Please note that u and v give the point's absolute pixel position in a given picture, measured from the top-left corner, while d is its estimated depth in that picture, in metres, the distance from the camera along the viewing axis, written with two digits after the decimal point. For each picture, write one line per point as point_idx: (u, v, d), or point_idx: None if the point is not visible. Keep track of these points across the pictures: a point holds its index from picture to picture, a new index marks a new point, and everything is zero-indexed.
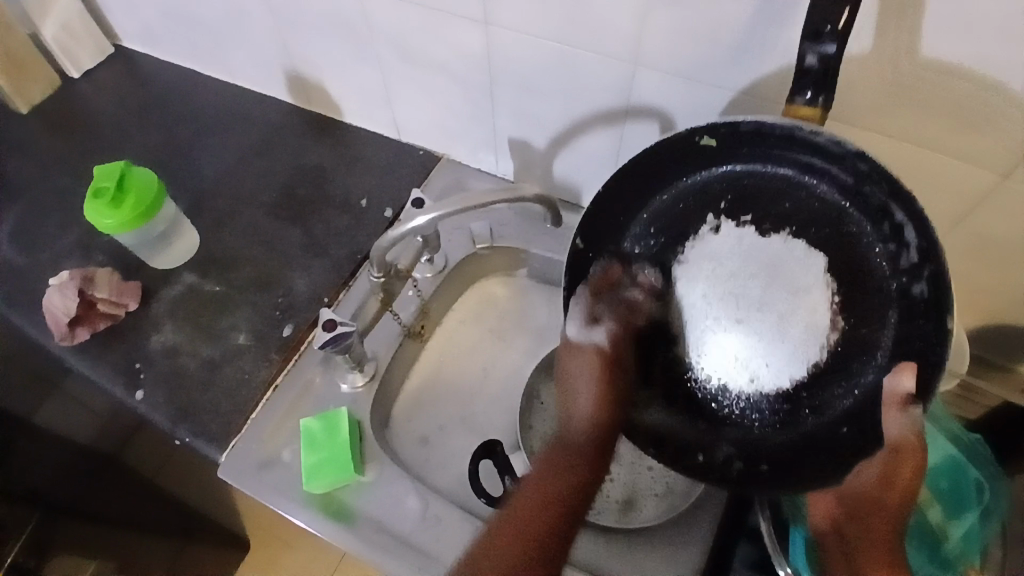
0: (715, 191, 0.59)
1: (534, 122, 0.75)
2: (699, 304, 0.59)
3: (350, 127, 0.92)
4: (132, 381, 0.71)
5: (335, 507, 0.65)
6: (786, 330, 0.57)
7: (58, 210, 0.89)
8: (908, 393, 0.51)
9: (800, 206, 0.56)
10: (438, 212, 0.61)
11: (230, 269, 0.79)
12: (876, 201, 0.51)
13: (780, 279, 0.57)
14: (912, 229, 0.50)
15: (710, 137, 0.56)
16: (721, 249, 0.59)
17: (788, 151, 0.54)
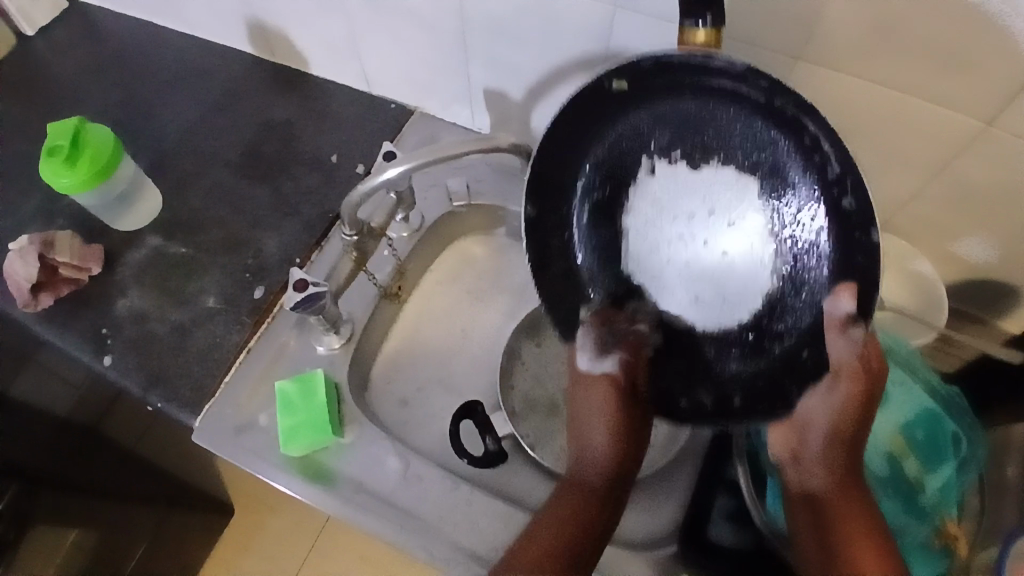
0: (642, 130, 0.56)
1: (509, 71, 0.72)
2: (660, 244, 0.58)
3: (318, 81, 0.87)
4: (100, 348, 0.69)
5: (315, 469, 0.64)
6: (739, 263, 0.56)
7: (14, 173, 0.85)
8: (847, 313, 0.51)
9: (724, 135, 0.54)
10: (410, 163, 0.59)
11: (197, 231, 0.76)
12: (791, 115, 0.49)
13: (722, 209, 0.56)
14: (828, 139, 0.49)
15: (617, 80, 0.53)
16: (661, 189, 0.57)
17: (698, 80, 0.51)
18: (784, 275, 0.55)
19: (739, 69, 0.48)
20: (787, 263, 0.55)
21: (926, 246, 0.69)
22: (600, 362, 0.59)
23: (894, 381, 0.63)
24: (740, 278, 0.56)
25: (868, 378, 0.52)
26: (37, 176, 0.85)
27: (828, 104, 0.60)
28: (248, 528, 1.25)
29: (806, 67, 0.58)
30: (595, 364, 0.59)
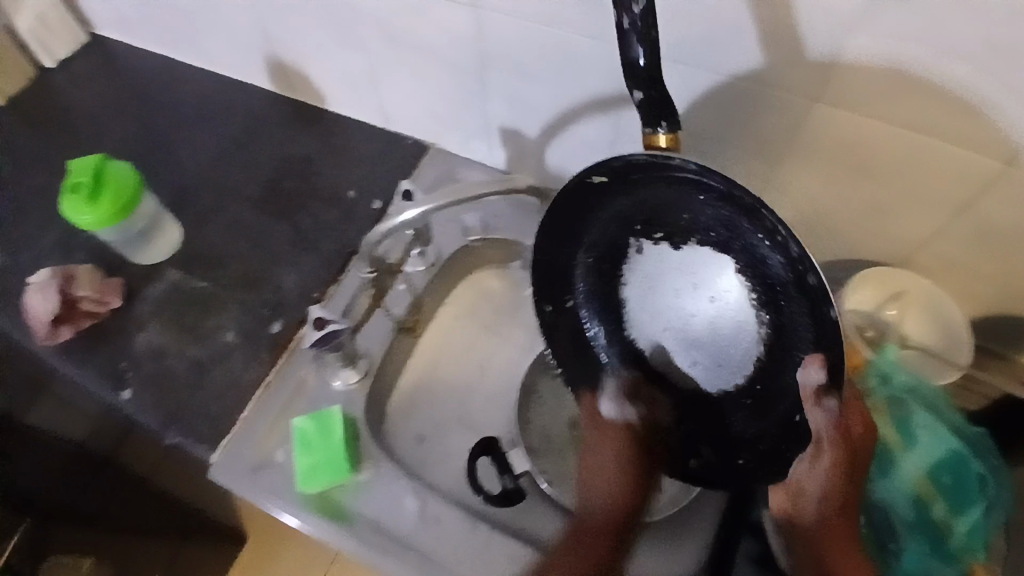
0: (628, 217, 0.60)
1: (526, 109, 0.73)
2: (658, 317, 0.62)
3: (337, 117, 0.89)
4: (118, 382, 0.70)
5: (331, 508, 0.64)
6: (726, 328, 0.58)
7: (38, 209, 0.87)
8: (818, 387, 0.48)
9: (697, 218, 0.55)
10: (429, 204, 0.60)
11: (216, 266, 0.77)
12: (746, 204, 0.49)
13: (705, 284, 0.58)
14: (785, 229, 0.48)
15: (597, 177, 0.56)
16: (652, 267, 0.61)
17: (662, 175, 0.53)
18: (768, 343, 0.56)
19: (692, 171, 0.50)
20: (770, 329, 0.56)
21: (945, 282, 0.68)
22: (623, 412, 0.64)
23: (918, 420, 0.61)
24: (729, 344, 0.59)
25: (845, 444, 0.50)
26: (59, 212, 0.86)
27: (844, 145, 0.61)
28: (257, 559, 1.24)
29: (822, 108, 0.58)
30: (616, 412, 0.64)
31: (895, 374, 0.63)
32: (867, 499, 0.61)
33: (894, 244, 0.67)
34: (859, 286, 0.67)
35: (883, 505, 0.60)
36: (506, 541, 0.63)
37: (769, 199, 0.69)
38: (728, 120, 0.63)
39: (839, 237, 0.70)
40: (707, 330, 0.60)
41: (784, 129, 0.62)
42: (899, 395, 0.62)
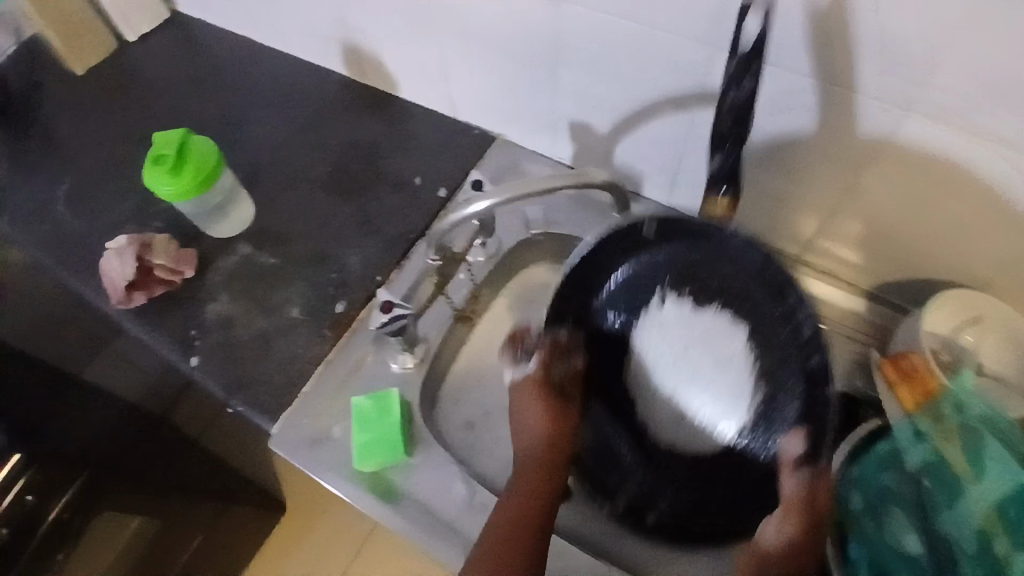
0: (661, 272, 0.68)
1: (598, 105, 0.73)
2: (660, 365, 0.67)
3: (405, 104, 0.90)
4: (188, 348, 0.73)
5: (382, 487, 0.65)
6: (724, 386, 0.64)
7: (121, 178, 0.91)
8: (796, 455, 0.56)
9: (727, 285, 0.64)
10: (500, 196, 0.59)
11: (284, 243, 0.79)
12: (778, 279, 0.61)
13: (714, 346, 0.65)
14: (806, 306, 0.59)
15: (652, 227, 0.66)
16: (670, 318, 0.67)
17: (720, 240, 0.62)
18: (755, 413, 0.64)
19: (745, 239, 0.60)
20: (760, 403, 0.64)
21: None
22: (520, 367, 0.64)
23: (991, 450, 0.59)
24: (720, 401, 0.65)
25: (812, 517, 0.54)
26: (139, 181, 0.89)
27: (928, 160, 0.59)
28: (296, 526, 1.28)
29: (909, 120, 0.56)
30: (516, 369, 0.65)
31: (970, 402, 0.61)
32: (929, 527, 0.60)
33: (970, 265, 0.65)
34: (941, 305, 0.66)
35: (946, 534, 0.59)
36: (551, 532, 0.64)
37: (843, 208, 0.68)
38: (808, 127, 0.62)
39: (913, 252, 0.68)
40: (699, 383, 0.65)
41: (868, 138, 0.60)
42: (973, 424, 0.60)
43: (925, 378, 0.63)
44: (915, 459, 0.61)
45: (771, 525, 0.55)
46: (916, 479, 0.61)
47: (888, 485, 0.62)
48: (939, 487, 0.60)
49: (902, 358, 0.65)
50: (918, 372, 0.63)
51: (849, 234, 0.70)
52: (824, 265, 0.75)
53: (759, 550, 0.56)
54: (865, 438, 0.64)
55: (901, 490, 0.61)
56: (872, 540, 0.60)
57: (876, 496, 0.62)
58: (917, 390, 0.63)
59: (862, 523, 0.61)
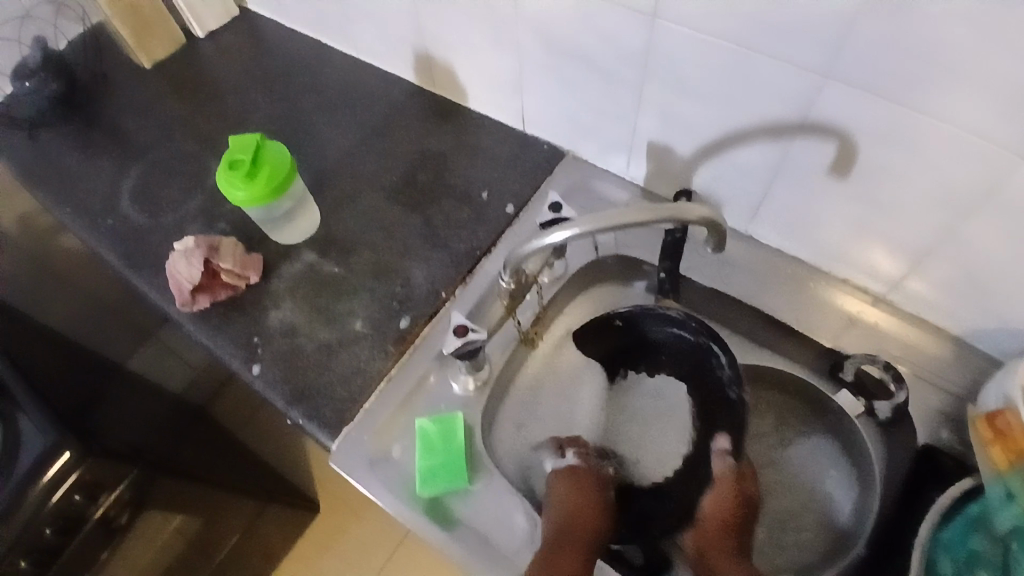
0: (619, 352, 0.77)
1: (683, 128, 0.70)
2: (621, 420, 0.75)
3: (475, 116, 0.88)
4: (250, 355, 0.72)
5: (441, 513, 0.63)
6: (670, 436, 0.72)
7: (188, 176, 0.91)
8: (726, 448, 0.68)
9: (670, 355, 0.75)
10: (581, 229, 0.56)
11: (349, 252, 0.78)
12: (702, 344, 0.72)
13: (662, 398, 0.75)
14: (728, 363, 0.69)
15: (618, 320, 0.74)
16: (631, 389, 0.76)
17: (653, 327, 0.74)
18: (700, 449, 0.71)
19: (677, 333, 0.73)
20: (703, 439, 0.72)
21: None
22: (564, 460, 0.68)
23: None
24: (666, 449, 0.72)
25: (733, 494, 0.66)
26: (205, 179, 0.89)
27: None
28: (328, 528, 1.27)
29: None
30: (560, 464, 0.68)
31: None
32: None
33: None
34: None
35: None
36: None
37: (943, 253, 0.63)
38: (918, 167, 0.58)
39: (1016, 305, 0.62)
40: (648, 434, 0.73)
41: (982, 182, 0.55)
42: None
43: (1020, 438, 0.56)
44: (1006, 522, 0.57)
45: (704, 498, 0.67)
46: (1004, 542, 0.58)
47: (977, 549, 0.58)
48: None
49: (995, 414, 0.59)
50: (1013, 431, 0.57)
51: (944, 279, 0.65)
52: (912, 307, 0.70)
53: (700, 521, 0.67)
54: (958, 498, 0.59)
55: (989, 553, 0.58)
56: None
57: (964, 559, 0.59)
58: (1010, 449, 0.57)
59: None
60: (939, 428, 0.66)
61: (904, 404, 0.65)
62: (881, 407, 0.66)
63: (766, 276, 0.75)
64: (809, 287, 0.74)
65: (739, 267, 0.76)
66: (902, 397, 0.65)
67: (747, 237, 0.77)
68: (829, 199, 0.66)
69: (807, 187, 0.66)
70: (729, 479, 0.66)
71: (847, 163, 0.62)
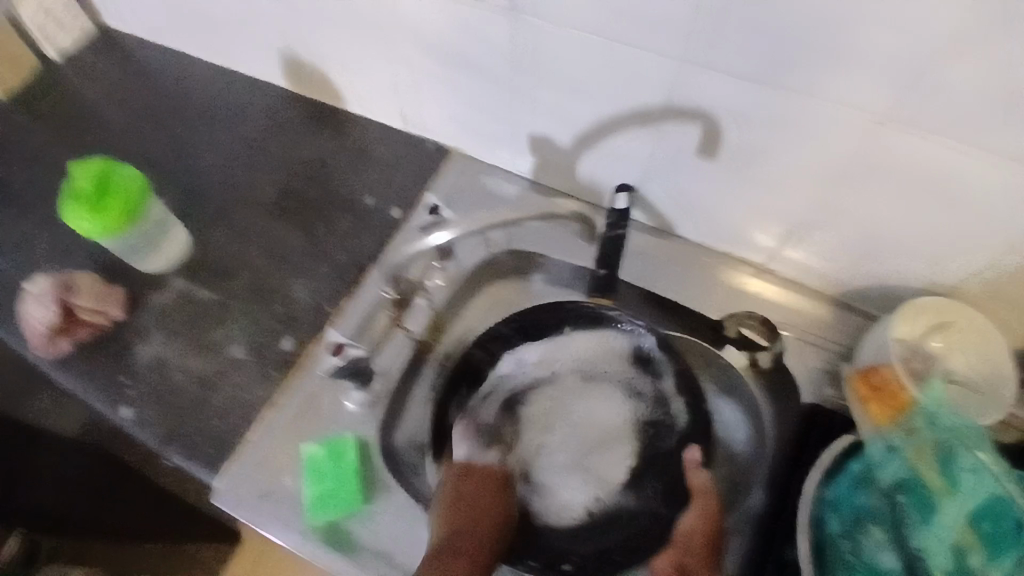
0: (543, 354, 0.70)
1: (558, 118, 0.69)
2: (548, 439, 0.65)
3: (354, 119, 0.84)
4: (118, 397, 0.65)
5: (339, 540, 0.60)
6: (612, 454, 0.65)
7: (36, 202, 0.82)
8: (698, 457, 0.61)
9: (603, 363, 0.69)
10: (461, 230, 0.57)
11: (225, 274, 0.73)
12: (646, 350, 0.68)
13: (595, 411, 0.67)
14: (672, 365, 0.67)
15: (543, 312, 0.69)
16: (556, 397, 0.68)
17: (588, 330, 0.69)
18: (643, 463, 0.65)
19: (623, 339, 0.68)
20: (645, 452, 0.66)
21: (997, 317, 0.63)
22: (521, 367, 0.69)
23: (963, 461, 0.56)
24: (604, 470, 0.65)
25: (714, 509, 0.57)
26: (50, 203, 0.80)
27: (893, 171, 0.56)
28: None
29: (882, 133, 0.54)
30: (516, 364, 0.69)
31: (942, 413, 0.57)
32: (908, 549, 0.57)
33: (940, 278, 0.63)
34: (908, 313, 0.61)
35: (922, 553, 0.56)
36: None
37: (811, 221, 0.65)
38: (778, 140, 0.59)
39: (881, 263, 0.65)
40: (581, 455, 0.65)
41: (836, 151, 0.57)
42: (946, 436, 0.56)
43: (896, 391, 0.58)
44: (890, 474, 0.58)
45: (685, 517, 0.58)
46: (893, 496, 0.58)
47: (865, 505, 0.58)
48: (911, 502, 0.57)
49: (870, 370, 0.61)
50: (886, 385, 0.59)
51: (817, 245, 0.67)
52: (792, 275, 0.72)
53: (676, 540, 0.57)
54: (841, 454, 0.59)
55: (878, 509, 0.58)
56: (852, 565, 0.56)
57: (853, 517, 0.58)
58: (886, 402, 0.59)
59: (841, 549, 0.57)
60: (824, 386, 0.68)
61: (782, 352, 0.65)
62: (763, 357, 0.65)
63: (655, 258, 0.76)
64: (697, 266, 0.75)
65: (628, 251, 0.76)
66: (780, 346, 0.64)
67: (634, 221, 0.77)
68: (704, 177, 0.67)
69: (681, 169, 0.67)
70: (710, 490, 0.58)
71: (714, 143, 0.62)
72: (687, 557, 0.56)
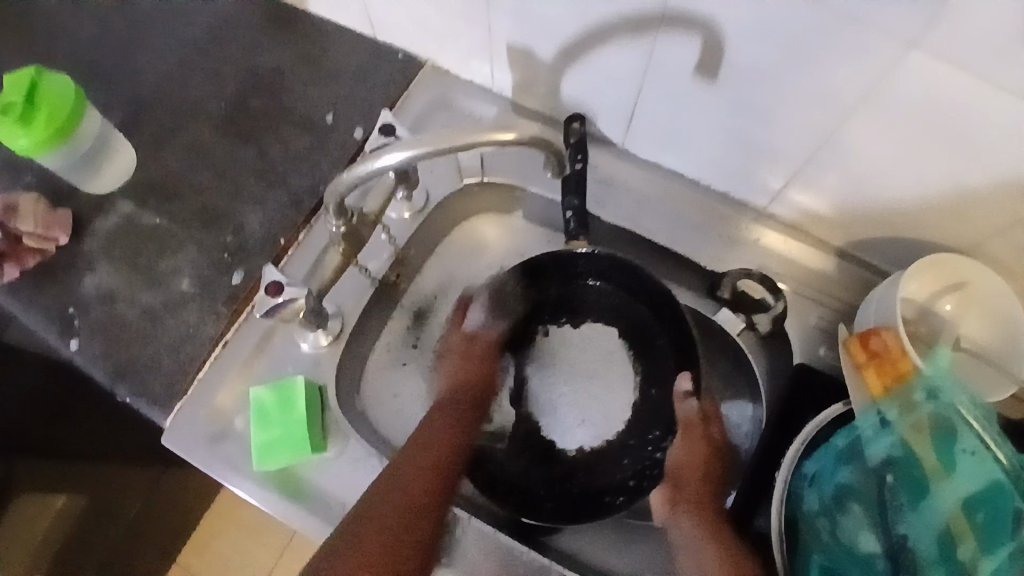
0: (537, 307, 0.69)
1: (539, 26, 0.59)
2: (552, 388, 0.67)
3: (316, 22, 0.75)
4: (64, 329, 0.62)
5: (292, 484, 0.58)
6: (613, 388, 0.67)
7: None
8: (687, 390, 0.62)
9: (599, 304, 0.69)
10: (407, 153, 0.46)
11: (174, 199, 0.67)
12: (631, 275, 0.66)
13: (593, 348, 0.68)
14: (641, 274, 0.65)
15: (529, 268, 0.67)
16: (554, 345, 0.68)
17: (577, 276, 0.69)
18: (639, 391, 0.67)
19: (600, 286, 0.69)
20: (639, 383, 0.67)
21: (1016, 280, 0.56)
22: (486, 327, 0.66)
23: (963, 443, 0.53)
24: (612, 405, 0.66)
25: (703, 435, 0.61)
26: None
27: (925, 106, 0.47)
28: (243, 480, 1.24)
29: (918, 60, 0.44)
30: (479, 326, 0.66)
31: (945, 388, 0.53)
32: (890, 533, 0.54)
33: (960, 231, 0.55)
34: (919, 274, 0.55)
35: (905, 540, 0.53)
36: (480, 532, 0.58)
37: (820, 158, 0.56)
38: (791, 58, 0.49)
39: (896, 212, 0.57)
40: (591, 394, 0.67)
41: (860, 75, 0.47)
42: (945, 411, 0.53)
43: (898, 360, 0.53)
44: (879, 451, 0.54)
45: (674, 449, 0.61)
46: (880, 476, 0.55)
47: (847, 482, 0.55)
48: (900, 484, 0.54)
49: (870, 333, 0.54)
50: (889, 352, 0.53)
51: (823, 186, 0.59)
52: (794, 220, 0.65)
53: (673, 472, 0.61)
54: (827, 425, 0.54)
55: (861, 486, 0.55)
56: (828, 545, 0.53)
57: (832, 495, 0.55)
58: (886, 373, 0.53)
59: (818, 526, 0.54)
60: (819, 347, 0.63)
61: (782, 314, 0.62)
62: (761, 320, 0.63)
63: (645, 194, 0.68)
64: (688, 205, 0.67)
65: (618, 186, 0.68)
66: (781, 307, 0.61)
67: (624, 151, 0.69)
68: (702, 102, 0.58)
69: (677, 90, 0.58)
70: (698, 424, 0.61)
71: (716, 60, 0.53)
72: (677, 489, 0.59)
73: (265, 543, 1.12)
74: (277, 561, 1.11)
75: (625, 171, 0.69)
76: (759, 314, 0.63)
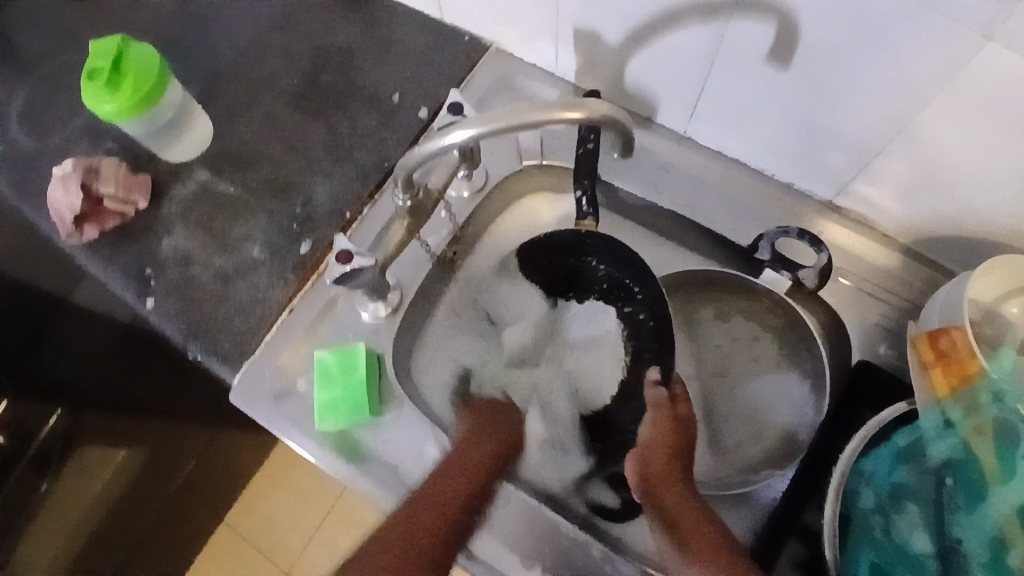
0: (554, 279, 0.69)
1: (608, 10, 0.59)
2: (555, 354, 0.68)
3: (386, 3, 0.76)
4: (143, 288, 0.65)
5: (348, 445, 0.61)
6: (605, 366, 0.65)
7: (41, 66, 0.76)
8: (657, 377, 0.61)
9: (605, 285, 0.67)
10: (477, 128, 0.47)
11: (247, 168, 0.70)
12: (617, 254, 0.65)
13: (598, 325, 0.67)
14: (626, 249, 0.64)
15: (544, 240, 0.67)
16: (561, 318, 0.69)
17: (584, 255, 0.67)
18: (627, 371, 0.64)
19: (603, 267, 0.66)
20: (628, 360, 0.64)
21: None
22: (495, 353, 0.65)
23: None
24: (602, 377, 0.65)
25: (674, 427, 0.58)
26: (63, 75, 0.75)
27: (1010, 99, 0.45)
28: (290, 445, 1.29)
29: (999, 51, 0.43)
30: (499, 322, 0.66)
31: (1011, 392, 0.53)
32: (944, 536, 0.53)
33: None
34: (988, 273, 0.54)
35: (960, 545, 0.52)
36: (524, 505, 0.59)
37: (891, 150, 0.55)
38: (870, 43, 0.48)
39: (968, 209, 0.56)
40: (585, 365, 0.66)
41: (941, 66, 0.46)
42: (1011, 417, 0.52)
43: (965, 361, 0.52)
44: (940, 453, 0.53)
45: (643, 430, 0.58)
46: (937, 478, 0.54)
47: (904, 482, 0.54)
48: (960, 487, 0.53)
49: (938, 333, 0.54)
50: (957, 353, 0.53)
51: (895, 179, 0.58)
52: (860, 213, 0.64)
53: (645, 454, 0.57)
54: (888, 423, 0.54)
55: (918, 486, 0.54)
56: (880, 543, 0.53)
57: (888, 493, 0.54)
58: (952, 373, 0.53)
59: (871, 524, 0.53)
60: (877, 343, 0.62)
61: (827, 266, 0.60)
62: (807, 276, 0.61)
63: (703, 184, 0.68)
64: (749, 195, 0.67)
65: (676, 172, 0.69)
66: (825, 259, 0.60)
67: (685, 139, 0.69)
68: (770, 88, 0.57)
69: (746, 76, 0.57)
70: (667, 407, 0.58)
71: (789, 46, 0.52)
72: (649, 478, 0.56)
73: (309, 507, 1.16)
74: (320, 524, 1.15)
75: (686, 157, 0.69)
76: (804, 270, 0.62)
